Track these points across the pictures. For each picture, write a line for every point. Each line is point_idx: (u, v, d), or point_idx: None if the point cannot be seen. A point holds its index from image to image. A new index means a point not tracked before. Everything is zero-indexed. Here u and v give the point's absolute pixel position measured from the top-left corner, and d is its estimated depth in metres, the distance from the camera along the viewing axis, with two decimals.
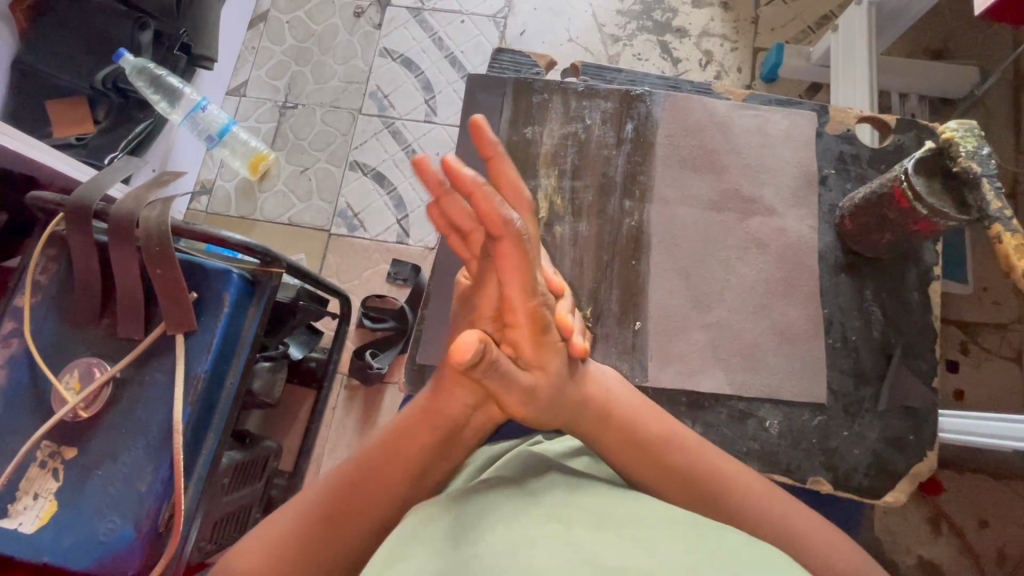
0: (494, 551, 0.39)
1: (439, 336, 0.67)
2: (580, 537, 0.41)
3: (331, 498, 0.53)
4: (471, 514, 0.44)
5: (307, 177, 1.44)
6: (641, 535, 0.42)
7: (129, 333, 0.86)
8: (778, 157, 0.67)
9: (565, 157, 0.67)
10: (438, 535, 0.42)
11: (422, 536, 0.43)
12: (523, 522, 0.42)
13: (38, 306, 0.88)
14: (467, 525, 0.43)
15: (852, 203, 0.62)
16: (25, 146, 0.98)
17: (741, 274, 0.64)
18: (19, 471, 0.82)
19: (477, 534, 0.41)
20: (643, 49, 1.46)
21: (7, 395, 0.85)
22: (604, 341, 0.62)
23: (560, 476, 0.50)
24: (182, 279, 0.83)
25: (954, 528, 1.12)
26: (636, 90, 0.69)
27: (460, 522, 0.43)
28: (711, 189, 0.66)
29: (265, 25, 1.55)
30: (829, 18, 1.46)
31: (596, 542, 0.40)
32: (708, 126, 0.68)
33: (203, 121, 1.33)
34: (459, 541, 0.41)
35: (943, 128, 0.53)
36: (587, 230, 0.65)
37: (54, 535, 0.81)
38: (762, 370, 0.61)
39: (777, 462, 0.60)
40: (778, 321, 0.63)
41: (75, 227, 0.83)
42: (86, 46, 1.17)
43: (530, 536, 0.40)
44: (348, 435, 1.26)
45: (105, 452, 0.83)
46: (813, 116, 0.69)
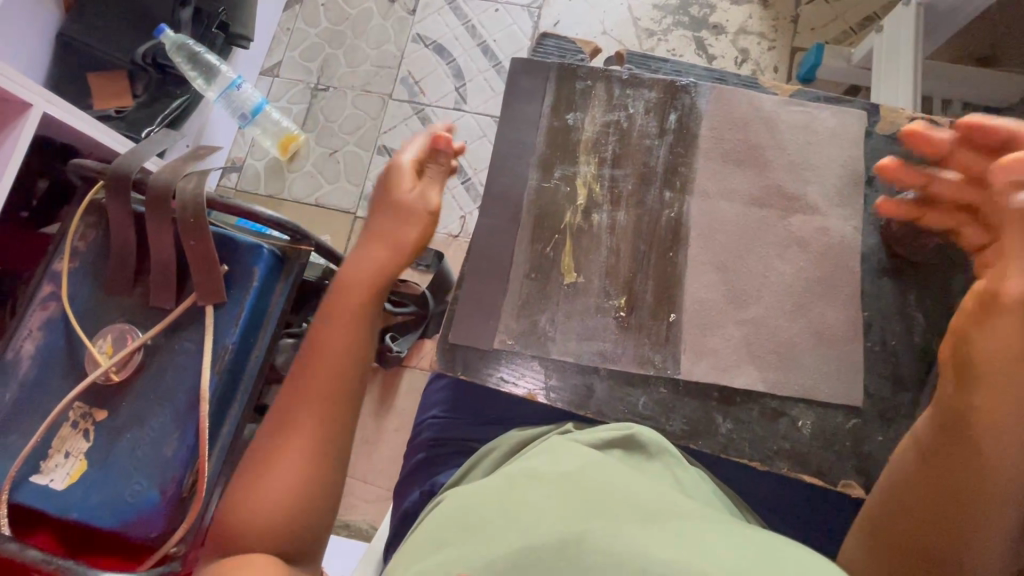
0: (541, 545, 0.41)
1: (470, 315, 0.62)
2: (624, 533, 0.42)
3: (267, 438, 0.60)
4: (513, 508, 0.46)
5: (336, 159, 1.45)
6: (684, 533, 0.42)
7: (161, 302, 0.88)
8: (823, 154, 0.66)
9: (605, 145, 0.67)
10: (484, 528, 0.45)
11: (475, 530, 0.45)
12: (568, 515, 0.44)
13: (76, 272, 0.90)
14: (513, 515, 0.45)
15: (900, 205, 0.60)
16: (68, 114, 1.00)
17: (779, 271, 0.62)
18: (51, 430, 0.84)
19: (520, 530, 0.43)
20: (677, 44, 1.44)
21: (42, 356, 0.87)
22: (636, 331, 0.61)
23: (598, 471, 0.50)
24: (214, 251, 0.85)
25: None
26: (680, 81, 0.68)
27: (506, 513, 0.46)
28: (754, 185, 0.65)
29: (301, 7, 1.56)
30: (872, 20, 1.42)
31: (643, 543, 0.41)
32: (754, 119, 0.67)
33: (237, 98, 1.34)
34: (503, 534, 0.43)
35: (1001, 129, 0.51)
36: (625, 219, 0.65)
37: (83, 493, 0.82)
38: (796, 369, 0.60)
39: (807, 463, 0.59)
40: (815, 321, 0.61)
41: (115, 194, 0.84)
42: (129, 22, 1.19)
43: (573, 537, 0.42)
44: (365, 417, 1.26)
45: (134, 416, 0.85)
46: (862, 114, 0.68)
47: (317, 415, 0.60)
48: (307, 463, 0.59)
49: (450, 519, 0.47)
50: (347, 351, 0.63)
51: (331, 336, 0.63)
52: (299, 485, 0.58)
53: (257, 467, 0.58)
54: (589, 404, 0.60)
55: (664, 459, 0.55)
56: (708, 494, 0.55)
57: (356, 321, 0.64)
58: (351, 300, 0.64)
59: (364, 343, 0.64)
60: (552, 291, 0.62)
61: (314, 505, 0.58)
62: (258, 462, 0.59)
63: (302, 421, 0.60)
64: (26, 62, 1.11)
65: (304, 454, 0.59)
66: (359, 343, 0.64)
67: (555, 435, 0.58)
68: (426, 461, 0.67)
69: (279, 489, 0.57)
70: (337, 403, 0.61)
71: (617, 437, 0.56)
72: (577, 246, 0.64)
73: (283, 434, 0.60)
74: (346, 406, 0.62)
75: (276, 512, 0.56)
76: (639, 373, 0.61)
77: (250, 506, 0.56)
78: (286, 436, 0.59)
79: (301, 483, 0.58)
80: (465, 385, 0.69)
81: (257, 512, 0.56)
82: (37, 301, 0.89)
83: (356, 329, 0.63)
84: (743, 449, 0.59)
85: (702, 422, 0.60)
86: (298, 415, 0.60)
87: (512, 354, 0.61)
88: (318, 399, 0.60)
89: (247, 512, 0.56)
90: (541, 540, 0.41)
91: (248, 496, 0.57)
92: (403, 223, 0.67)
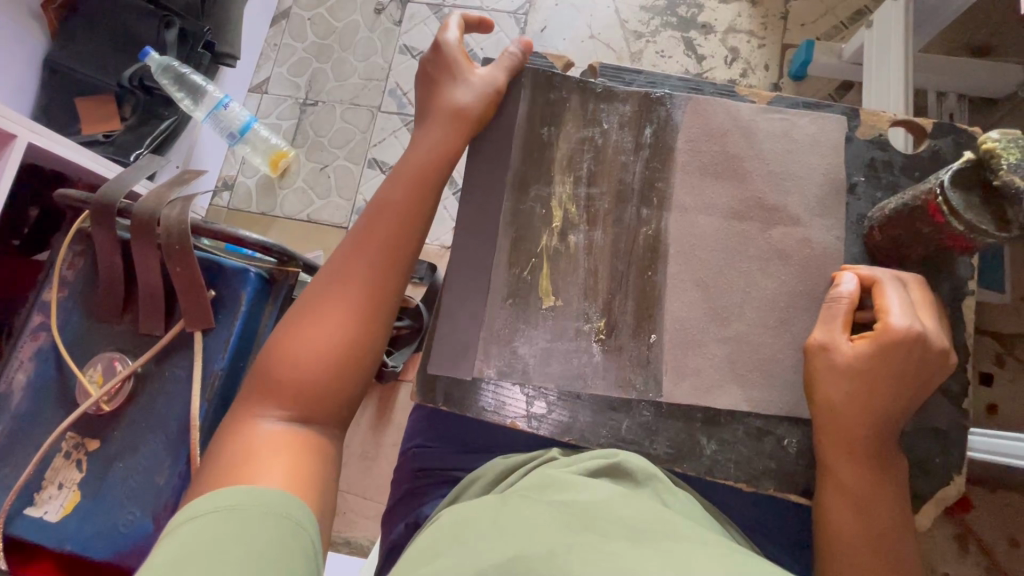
0: (533, 553, 0.40)
1: (448, 345, 0.61)
2: (612, 548, 0.40)
3: (316, 288, 0.60)
4: (504, 524, 0.45)
5: (326, 174, 1.45)
6: (675, 552, 0.40)
7: (150, 329, 0.88)
8: (803, 163, 0.65)
9: (581, 162, 0.66)
10: (475, 539, 0.43)
11: (463, 544, 0.43)
12: (559, 529, 0.43)
13: (65, 301, 0.91)
14: (502, 531, 0.44)
15: (882, 214, 0.59)
16: (53, 143, 1.00)
17: (762, 286, 0.61)
18: (44, 461, 0.84)
19: (511, 541, 0.42)
20: (667, 46, 1.42)
21: (33, 387, 0.88)
22: (617, 354, 0.61)
23: (590, 495, 0.49)
24: (200, 277, 0.84)
25: (983, 546, 1.08)
26: (655, 93, 0.67)
27: (496, 529, 0.44)
28: (733, 198, 0.64)
29: (287, 22, 1.56)
30: (863, 13, 1.40)
31: (631, 559, 0.39)
32: (732, 129, 0.66)
33: (225, 117, 1.33)
34: (493, 544, 0.42)
35: (982, 137, 0.48)
36: (602, 239, 0.64)
37: (76, 524, 0.83)
38: (779, 387, 0.59)
39: (794, 482, 0.59)
40: (799, 336, 0.60)
41: (100, 223, 0.84)
42: (114, 45, 1.19)
43: (563, 546, 0.40)
44: (361, 432, 1.25)
45: (126, 444, 0.85)
46: (843, 119, 0.66)
47: (364, 287, 0.59)
48: (346, 338, 0.57)
49: (442, 535, 0.46)
50: (402, 229, 0.61)
51: (390, 202, 0.62)
52: (337, 359, 0.57)
53: (297, 326, 0.58)
54: (572, 430, 0.60)
55: (651, 485, 0.53)
56: (703, 518, 0.54)
57: (412, 196, 0.62)
58: (414, 170, 0.63)
59: (420, 207, 0.63)
60: (530, 315, 0.62)
61: (344, 387, 0.57)
62: (307, 309, 0.58)
63: (349, 290, 0.59)
64: (13, 91, 1.12)
65: (347, 327, 0.58)
66: (413, 225, 0.62)
67: (539, 464, 0.57)
68: (413, 491, 0.66)
69: (315, 355, 0.56)
70: (386, 281, 0.60)
71: (598, 466, 0.54)
72: (555, 268, 0.63)
73: (337, 286, 0.59)
74: (394, 286, 0.61)
75: (326, 358, 0.56)
76: (620, 398, 0.60)
77: (287, 364, 0.56)
78: (340, 287, 0.59)
79: (339, 357, 0.57)
80: (448, 413, 0.68)
81: (306, 362, 0.56)
82: (28, 333, 0.90)
83: (415, 209, 0.62)
84: (729, 471, 0.59)
85: (686, 444, 0.59)
86: (343, 282, 0.59)
87: (492, 383, 0.61)
88: (372, 260, 0.60)
89: (282, 370, 0.56)
90: (532, 548, 0.40)
91: (284, 355, 0.56)
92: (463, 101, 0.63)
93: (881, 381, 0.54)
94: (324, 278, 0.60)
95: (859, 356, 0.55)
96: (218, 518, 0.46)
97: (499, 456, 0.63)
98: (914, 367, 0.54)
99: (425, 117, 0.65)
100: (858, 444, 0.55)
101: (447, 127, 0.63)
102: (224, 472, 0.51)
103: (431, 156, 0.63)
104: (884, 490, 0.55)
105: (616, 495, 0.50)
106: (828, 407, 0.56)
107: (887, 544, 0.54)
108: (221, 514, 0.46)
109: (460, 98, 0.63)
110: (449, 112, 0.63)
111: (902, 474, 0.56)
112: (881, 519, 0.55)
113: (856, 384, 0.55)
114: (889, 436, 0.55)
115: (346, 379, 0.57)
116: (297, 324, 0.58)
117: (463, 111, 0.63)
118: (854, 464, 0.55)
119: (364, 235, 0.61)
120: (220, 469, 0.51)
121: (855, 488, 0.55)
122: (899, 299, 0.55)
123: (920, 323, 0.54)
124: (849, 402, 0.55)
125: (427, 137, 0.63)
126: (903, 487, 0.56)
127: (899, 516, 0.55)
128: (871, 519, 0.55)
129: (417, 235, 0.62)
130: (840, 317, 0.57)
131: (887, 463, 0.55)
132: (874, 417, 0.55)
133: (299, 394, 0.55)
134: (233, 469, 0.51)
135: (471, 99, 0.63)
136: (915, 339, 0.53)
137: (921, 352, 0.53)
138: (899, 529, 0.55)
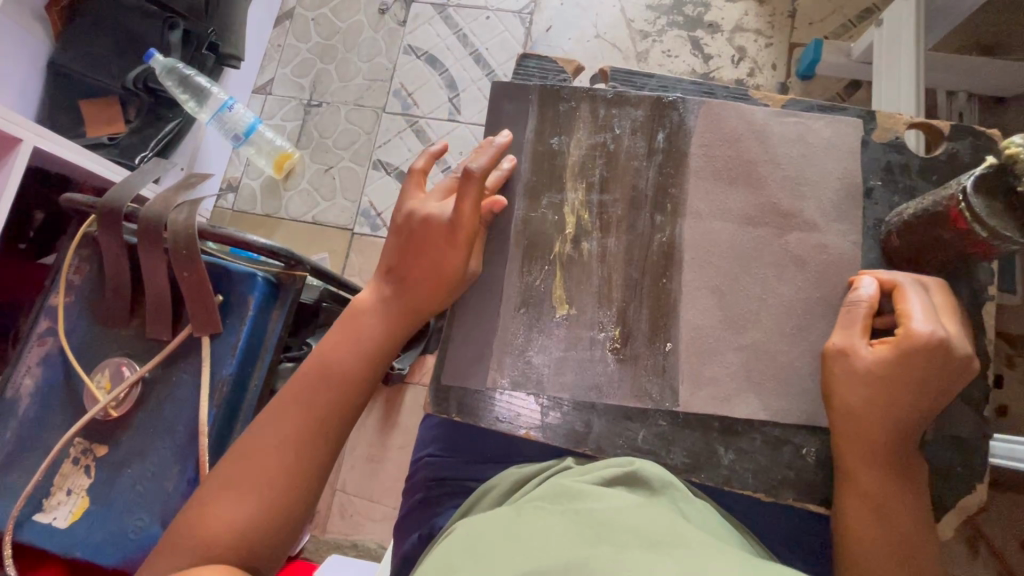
0: (550, 566, 0.39)
1: (462, 353, 0.61)
2: (631, 558, 0.40)
3: (282, 397, 0.62)
4: (520, 535, 0.44)
5: (331, 176, 1.44)
6: (695, 562, 0.40)
7: (157, 335, 0.88)
8: (819, 167, 0.64)
9: (593, 168, 0.65)
10: (490, 551, 0.43)
11: (479, 552, 0.43)
12: (576, 541, 0.42)
13: (72, 307, 0.90)
14: (520, 542, 0.43)
15: (901, 220, 0.58)
16: (63, 148, 1.01)
17: (777, 292, 0.61)
18: (52, 467, 0.84)
19: (528, 552, 0.41)
20: (673, 46, 1.41)
21: (41, 392, 0.87)
22: (632, 362, 0.60)
23: (610, 505, 0.48)
24: (208, 282, 0.84)
25: (993, 548, 1.07)
26: (668, 97, 0.66)
27: (513, 541, 0.44)
28: (747, 203, 0.63)
29: (291, 23, 1.55)
30: (872, 12, 1.39)
31: (650, 568, 0.38)
32: (746, 134, 0.65)
33: (229, 120, 1.32)
34: (511, 555, 0.41)
35: (1006, 141, 0.47)
36: (615, 245, 0.63)
37: (86, 530, 0.82)
38: (795, 395, 0.59)
39: (812, 491, 0.58)
40: (815, 343, 0.59)
41: (107, 228, 0.84)
42: (118, 47, 1.18)
43: (582, 557, 0.40)
44: (368, 435, 1.24)
45: (134, 451, 0.85)
46: (859, 123, 0.65)
47: (296, 445, 0.60)
48: (273, 493, 0.59)
49: (457, 546, 0.45)
50: (341, 385, 0.62)
51: (334, 355, 0.63)
52: (262, 515, 0.58)
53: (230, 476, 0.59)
54: (587, 439, 0.60)
55: (669, 494, 0.53)
56: (722, 529, 0.53)
57: (356, 354, 0.63)
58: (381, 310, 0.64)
59: (377, 348, 0.64)
60: (544, 323, 0.61)
61: (273, 541, 0.59)
62: (268, 417, 0.62)
63: (282, 446, 0.60)
64: (18, 94, 1.11)
65: (290, 458, 0.60)
66: (354, 381, 0.63)
67: (555, 473, 0.57)
68: (426, 501, 0.66)
69: (243, 512, 0.58)
70: (317, 437, 0.61)
71: (616, 474, 0.54)
72: (568, 275, 0.63)
73: (296, 403, 0.62)
74: (327, 442, 0.62)
75: (271, 483, 0.59)
76: (635, 406, 0.60)
77: (214, 517, 0.57)
78: (297, 403, 0.62)
79: (267, 515, 0.58)
80: (460, 422, 0.68)
81: (254, 481, 0.59)
82: (35, 338, 0.89)
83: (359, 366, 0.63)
84: (746, 480, 0.58)
85: (702, 453, 0.59)
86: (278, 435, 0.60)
87: (506, 391, 0.61)
88: (327, 388, 0.62)
89: (209, 521, 0.57)
90: (548, 561, 0.39)
91: (241, 465, 0.60)
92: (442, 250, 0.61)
93: (899, 387, 0.54)
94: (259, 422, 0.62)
95: (878, 362, 0.54)
96: None
97: (512, 467, 0.62)
98: (927, 378, 0.53)
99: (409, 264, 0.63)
100: (878, 449, 0.55)
101: (427, 286, 0.62)
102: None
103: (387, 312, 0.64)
104: (894, 525, 0.54)
105: (636, 504, 0.49)
106: (847, 411, 0.55)
107: (908, 554, 0.54)
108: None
109: (448, 250, 0.61)
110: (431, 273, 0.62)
111: (924, 479, 0.55)
112: (906, 533, 0.54)
113: (875, 391, 0.54)
114: (910, 442, 0.55)
115: (284, 507, 0.59)
116: (255, 433, 0.61)
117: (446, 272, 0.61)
118: (875, 469, 0.55)
119: (326, 363, 0.63)
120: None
121: (872, 504, 0.54)
122: (920, 304, 0.55)
123: (944, 328, 0.53)
124: (869, 407, 0.54)
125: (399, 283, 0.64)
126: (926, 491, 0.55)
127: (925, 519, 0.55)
128: (896, 526, 0.54)
129: (357, 391, 0.63)
130: (860, 321, 0.56)
131: (909, 470, 0.55)
132: (894, 423, 0.54)
133: (225, 548, 0.57)
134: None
135: (456, 266, 0.61)
136: (936, 345, 0.52)
137: (943, 358, 0.53)
138: (924, 533, 0.54)
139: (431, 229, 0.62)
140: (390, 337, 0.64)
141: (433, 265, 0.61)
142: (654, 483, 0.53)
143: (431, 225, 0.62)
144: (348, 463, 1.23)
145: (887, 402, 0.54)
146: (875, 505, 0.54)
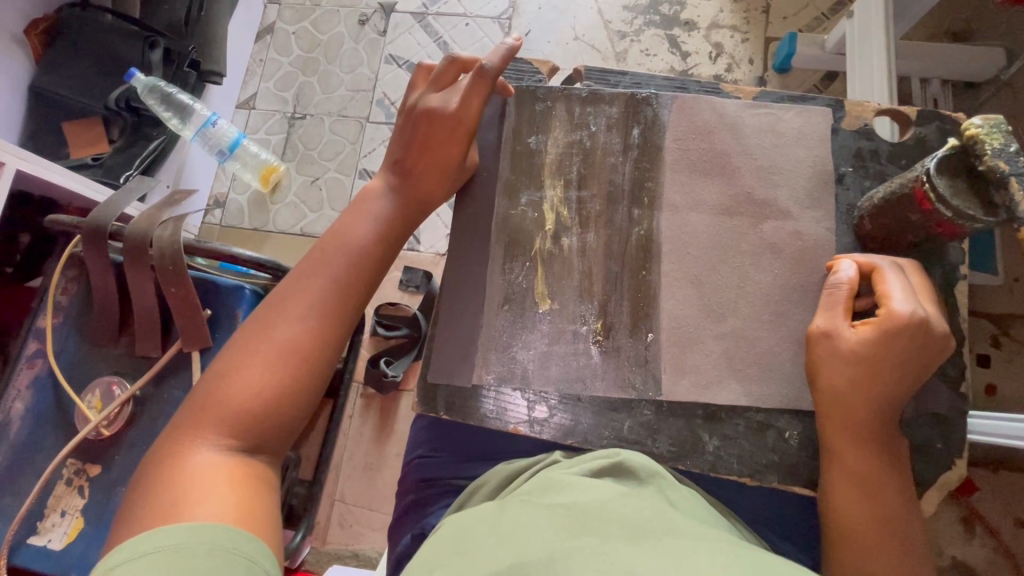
0: (533, 560, 0.39)
1: (446, 354, 0.62)
2: (615, 548, 0.40)
3: (296, 274, 0.62)
4: (506, 526, 0.45)
5: (318, 187, 1.45)
6: (677, 551, 0.40)
7: (147, 351, 0.88)
8: (790, 156, 0.65)
9: (570, 166, 0.66)
10: (477, 548, 0.43)
11: (467, 548, 0.43)
12: (559, 535, 0.42)
13: (60, 327, 0.90)
14: (506, 535, 0.44)
15: (871, 203, 0.60)
16: (42, 168, 0.99)
17: (755, 280, 0.62)
18: (46, 488, 0.84)
19: (514, 545, 0.42)
20: (651, 44, 1.43)
21: (32, 414, 0.87)
22: (616, 355, 0.61)
23: (596, 495, 0.49)
24: (195, 296, 0.84)
25: (989, 528, 1.08)
26: (641, 93, 0.67)
27: (499, 533, 0.44)
28: (722, 194, 0.64)
29: (272, 37, 1.57)
30: (844, 4, 1.41)
31: (633, 558, 0.39)
32: (718, 126, 0.66)
33: (214, 136, 1.32)
34: (498, 550, 0.42)
35: (965, 123, 0.49)
36: (594, 241, 0.64)
37: (81, 551, 0.82)
38: (777, 379, 0.60)
39: (797, 473, 0.59)
40: (795, 328, 0.60)
41: (91, 247, 0.83)
42: (99, 67, 1.18)
43: (565, 549, 0.40)
44: (364, 443, 1.24)
45: (128, 468, 0.85)
46: (827, 111, 0.67)
47: (319, 318, 0.60)
48: (292, 364, 0.57)
49: (443, 543, 0.46)
50: (360, 255, 0.63)
51: (349, 232, 0.63)
52: (288, 387, 0.57)
53: (248, 349, 0.57)
54: (575, 433, 0.60)
55: (656, 482, 0.53)
56: (708, 513, 0.54)
57: (371, 230, 0.64)
58: (393, 183, 0.66)
59: (391, 213, 0.65)
60: (527, 320, 0.62)
61: (291, 416, 0.57)
62: (282, 293, 0.61)
63: (309, 316, 0.59)
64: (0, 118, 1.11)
65: (312, 324, 0.59)
66: (369, 262, 0.63)
67: (544, 467, 0.57)
68: (417, 502, 0.67)
69: (268, 382, 0.56)
70: (342, 306, 0.61)
71: (604, 465, 0.54)
72: (549, 272, 0.64)
73: (313, 275, 0.61)
74: (348, 319, 0.62)
75: (297, 348, 0.58)
76: (620, 399, 0.61)
77: (234, 389, 0.55)
78: (314, 276, 0.61)
79: (286, 389, 0.57)
80: (448, 422, 0.68)
81: (279, 350, 0.57)
82: (24, 360, 0.89)
83: (372, 237, 0.64)
84: (733, 466, 0.59)
85: (688, 441, 0.60)
86: (299, 309, 0.59)
87: (494, 389, 0.62)
88: (343, 254, 0.62)
89: (228, 393, 0.55)
90: (532, 555, 0.40)
91: (257, 343, 0.58)
92: (445, 143, 0.64)
93: (883, 366, 0.54)
94: (275, 297, 0.61)
95: (862, 343, 0.55)
96: (181, 553, 0.44)
97: (500, 463, 0.63)
98: (915, 351, 0.54)
99: (414, 140, 0.65)
100: (859, 431, 0.55)
101: (443, 156, 0.64)
102: (157, 512, 0.48)
103: (394, 198, 0.65)
104: (879, 450, 0.55)
105: (623, 496, 0.49)
106: (831, 386, 0.56)
107: (879, 531, 0.54)
108: (167, 556, 0.44)
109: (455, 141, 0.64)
110: (447, 150, 0.64)
111: (905, 468, 0.56)
112: (885, 504, 0.55)
113: (860, 372, 0.55)
114: (891, 419, 0.56)
115: (312, 374, 0.59)
116: (271, 308, 0.60)
117: (457, 146, 0.64)
118: (858, 445, 0.55)
119: (338, 234, 0.63)
120: (152, 502, 0.49)
121: (863, 446, 0.55)
122: (900, 285, 0.56)
123: (923, 309, 0.54)
124: (854, 384, 0.55)
125: (418, 168, 0.65)
126: (907, 476, 0.56)
127: (902, 503, 0.55)
128: (876, 512, 0.54)
129: (376, 266, 0.64)
130: (841, 304, 0.57)
131: (886, 454, 0.55)
132: (877, 401, 0.55)
133: (252, 424, 0.55)
134: (168, 505, 0.48)
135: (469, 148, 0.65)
136: (918, 324, 0.53)
137: (924, 337, 0.54)
138: (901, 516, 0.55)
139: (439, 127, 0.64)
140: (399, 215, 0.65)
141: (445, 152, 0.64)
142: (641, 473, 0.54)
143: (439, 119, 0.64)
144: (346, 472, 1.23)
145: (899, 331, 0.54)
146: (860, 480, 0.55)
